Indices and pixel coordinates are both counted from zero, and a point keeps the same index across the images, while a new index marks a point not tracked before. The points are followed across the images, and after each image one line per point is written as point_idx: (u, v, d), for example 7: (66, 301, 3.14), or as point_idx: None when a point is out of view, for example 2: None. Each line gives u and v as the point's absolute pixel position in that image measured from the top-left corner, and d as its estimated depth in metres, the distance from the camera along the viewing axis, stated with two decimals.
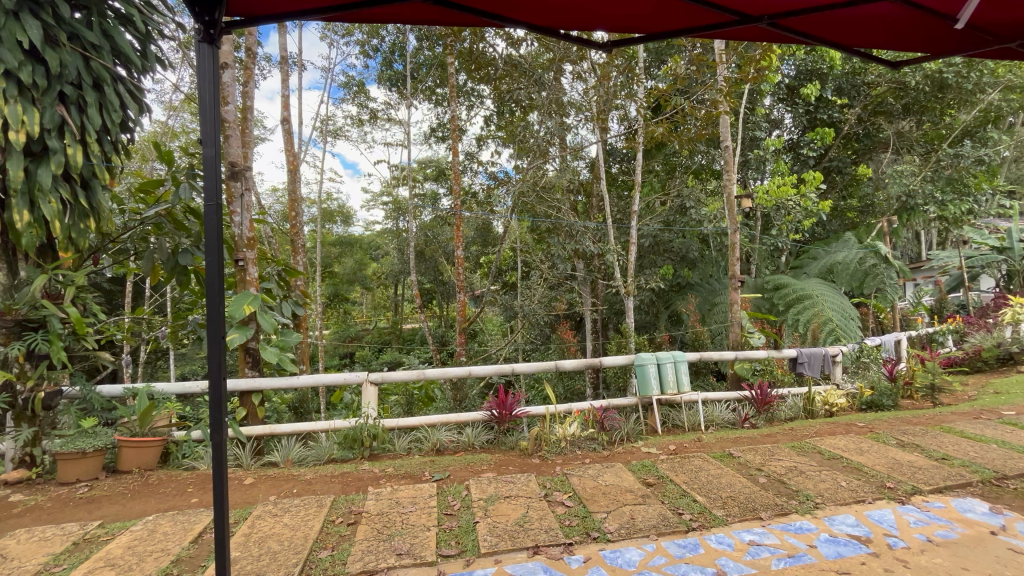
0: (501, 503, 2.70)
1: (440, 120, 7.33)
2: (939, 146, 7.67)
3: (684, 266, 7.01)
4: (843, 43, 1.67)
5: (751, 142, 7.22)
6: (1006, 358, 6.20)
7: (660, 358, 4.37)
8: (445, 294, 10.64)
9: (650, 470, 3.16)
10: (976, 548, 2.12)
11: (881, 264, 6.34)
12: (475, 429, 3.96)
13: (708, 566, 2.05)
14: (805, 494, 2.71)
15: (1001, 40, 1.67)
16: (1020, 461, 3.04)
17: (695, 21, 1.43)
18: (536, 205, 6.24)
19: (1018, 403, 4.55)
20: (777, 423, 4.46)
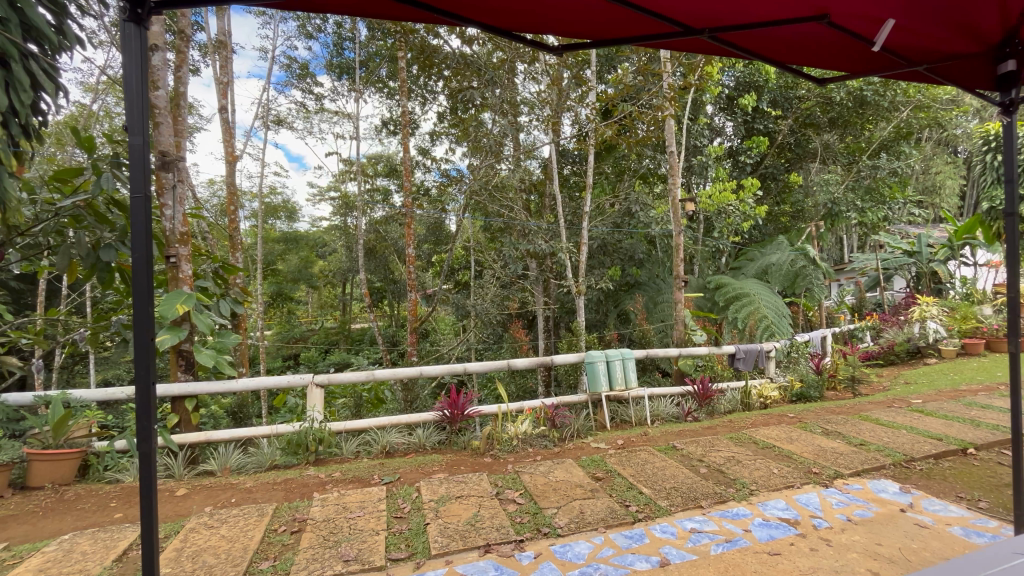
0: (452, 503, 2.68)
1: (392, 113, 7.17)
2: (860, 158, 8.36)
3: (633, 266, 7.25)
4: (775, 58, 1.77)
5: (694, 148, 7.58)
6: (916, 351, 6.99)
7: (609, 356, 4.50)
8: (396, 293, 10.47)
9: (599, 465, 3.24)
10: (889, 525, 2.33)
11: (810, 265, 6.88)
12: (427, 430, 3.91)
13: (653, 555, 2.13)
14: (741, 482, 2.87)
15: (910, 63, 1.82)
16: (925, 444, 3.37)
17: (642, 30, 1.45)
18: (488, 204, 6.25)
19: (924, 392, 5.05)
20: (717, 416, 4.71)
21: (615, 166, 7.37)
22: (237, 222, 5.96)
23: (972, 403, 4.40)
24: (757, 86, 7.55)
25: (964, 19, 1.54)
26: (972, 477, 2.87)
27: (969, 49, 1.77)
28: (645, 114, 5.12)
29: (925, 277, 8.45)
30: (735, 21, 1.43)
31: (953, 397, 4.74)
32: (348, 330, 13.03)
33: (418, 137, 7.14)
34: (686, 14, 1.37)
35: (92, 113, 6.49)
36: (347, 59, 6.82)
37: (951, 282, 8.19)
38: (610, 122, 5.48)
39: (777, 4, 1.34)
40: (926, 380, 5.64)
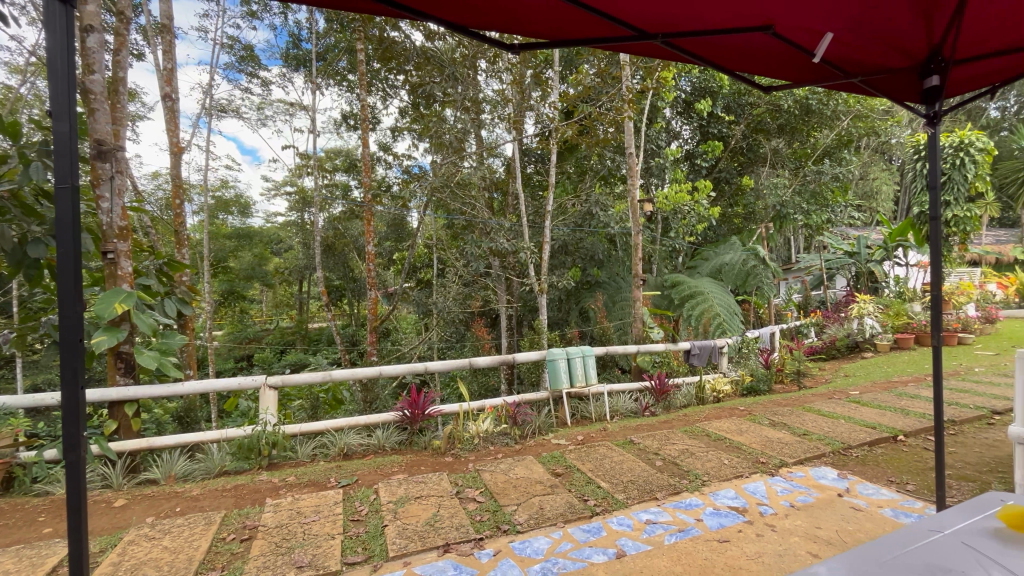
0: (411, 503, 2.65)
1: (352, 107, 6.97)
2: (806, 163, 8.81)
3: (593, 265, 7.38)
4: (724, 65, 1.82)
5: (653, 149, 7.78)
6: (854, 346, 7.41)
7: (569, 353, 4.57)
8: (356, 291, 10.24)
9: (559, 461, 3.29)
10: (827, 509, 2.48)
11: (760, 265, 7.20)
12: (386, 431, 3.84)
13: (610, 547, 2.18)
14: (694, 473, 2.98)
15: (847, 75, 1.93)
16: (861, 433, 3.61)
17: (598, 32, 1.45)
18: (450, 201, 6.19)
19: (861, 383, 5.40)
20: (673, 410, 4.86)
21: (577, 166, 7.47)
22: (183, 217, 5.65)
23: (902, 394, 4.73)
24: (712, 91, 7.82)
25: (894, 34, 1.65)
26: (900, 462, 3.09)
27: (899, 64, 1.90)
28: (605, 115, 5.22)
29: (863, 276, 9.03)
30: (688, 26, 1.46)
31: (886, 387, 5.09)
32: (305, 329, 12.63)
33: (378, 132, 6.98)
34: (640, 18, 1.39)
35: (18, 96, 5.98)
36: (304, 51, 6.58)
37: (885, 281, 8.78)
38: (571, 123, 5.55)
39: (727, 11, 1.38)
40: (863, 372, 6.03)
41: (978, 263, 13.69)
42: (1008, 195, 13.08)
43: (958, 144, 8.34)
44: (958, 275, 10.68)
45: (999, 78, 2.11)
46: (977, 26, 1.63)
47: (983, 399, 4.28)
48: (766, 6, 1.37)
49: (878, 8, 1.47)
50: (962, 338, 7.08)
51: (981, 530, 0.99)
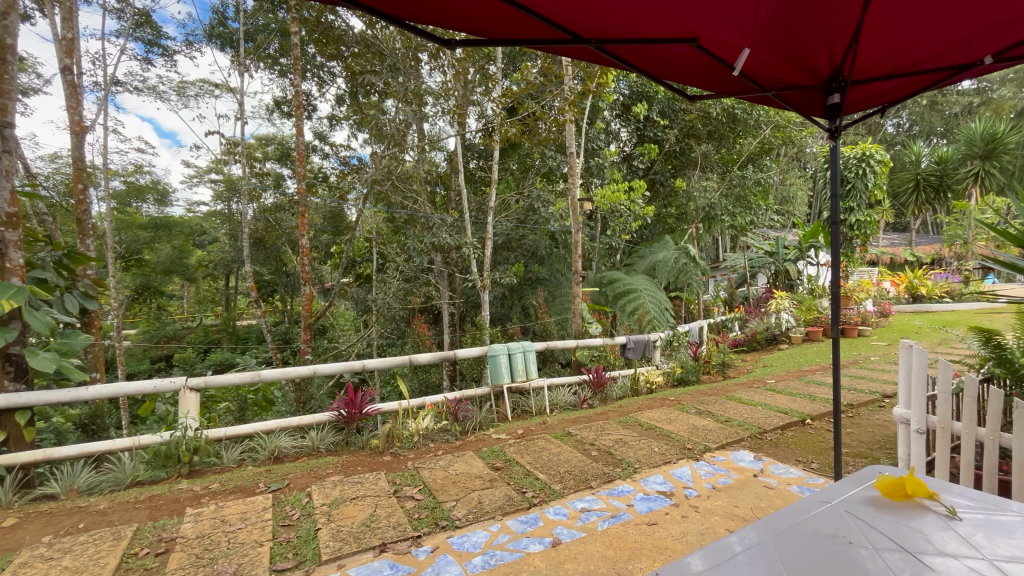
0: (347, 505, 2.59)
1: (284, 93, 6.60)
2: (732, 168, 9.42)
3: (535, 262, 7.47)
4: (653, 73, 1.92)
5: (592, 149, 8.02)
6: (772, 338, 8.06)
7: (511, 348, 4.63)
8: (289, 286, 9.75)
9: (498, 455, 3.33)
10: (744, 489, 2.69)
11: (690, 263, 7.70)
12: (321, 432, 3.71)
13: (546, 536, 2.24)
14: (626, 461, 3.13)
15: (762, 89, 2.09)
16: (775, 418, 3.94)
17: (534, 34, 1.48)
18: (390, 194, 6.01)
19: (776, 372, 5.90)
20: (609, 402, 5.06)
21: (519, 163, 7.53)
22: (88, 203, 5.12)
23: (810, 381, 5.20)
24: (648, 96, 8.15)
25: (801, 54, 1.81)
26: (806, 443, 3.42)
27: (807, 82, 2.08)
28: (548, 115, 5.38)
29: (781, 274, 9.80)
30: (620, 34, 1.52)
31: (797, 375, 5.61)
32: (233, 327, 11.87)
33: (313, 119, 6.66)
34: (574, 23, 1.43)
35: None
36: (230, 29, 6.11)
37: (799, 279, 9.60)
38: (514, 121, 5.61)
39: (656, 21, 1.45)
40: (779, 362, 6.59)
41: (875, 263, 15.31)
42: (899, 204, 14.73)
43: (862, 156, 9.43)
44: (859, 274, 11.88)
45: (888, 99, 2.38)
46: (870, 52, 1.83)
47: (876, 385, 4.82)
48: (691, 18, 1.45)
49: (787, 29, 1.62)
50: (860, 330, 7.91)
51: (860, 498, 1.13)
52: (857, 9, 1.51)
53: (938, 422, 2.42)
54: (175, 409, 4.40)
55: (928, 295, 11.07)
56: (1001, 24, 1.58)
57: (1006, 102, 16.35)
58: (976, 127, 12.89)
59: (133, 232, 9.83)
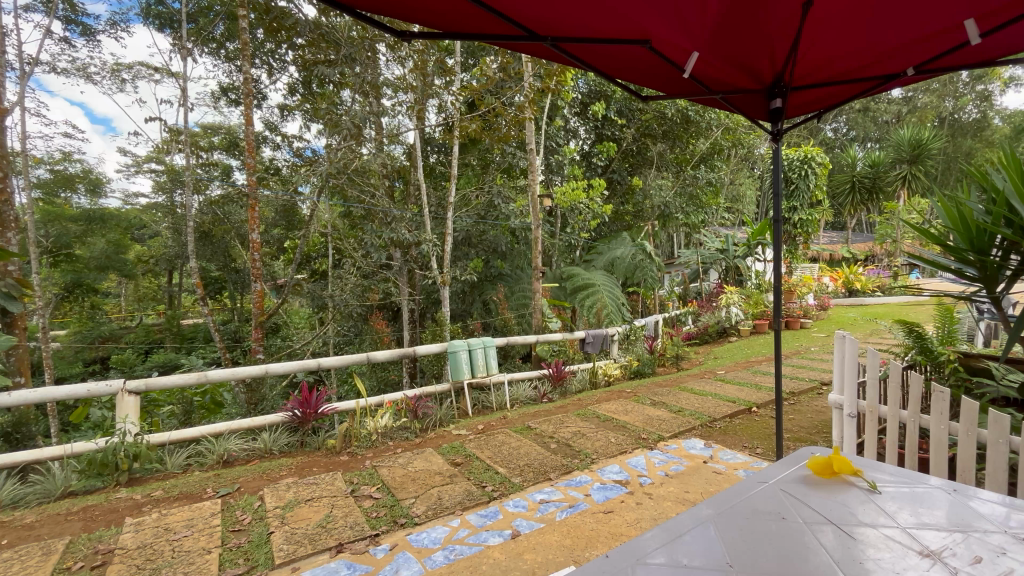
0: (302, 507, 2.52)
1: (232, 79, 6.26)
2: (686, 167, 9.73)
3: (496, 258, 7.48)
4: (607, 72, 1.96)
5: (552, 147, 8.12)
6: (722, 331, 8.43)
7: (471, 344, 4.63)
8: (239, 283, 9.34)
9: (458, 450, 3.33)
10: (695, 475, 2.81)
11: (646, 259, 8.03)
12: (273, 433, 3.58)
13: (505, 529, 2.27)
14: (584, 452, 3.20)
15: (710, 92, 2.18)
16: (724, 406, 4.13)
17: (489, 29, 1.48)
18: (347, 187, 5.85)
19: (726, 363, 6.19)
20: (569, 395, 5.16)
21: (479, 158, 7.51)
22: (10, 193, 4.73)
23: (757, 372, 5.48)
24: (606, 95, 8.30)
25: (746, 59, 1.90)
26: (752, 430, 3.61)
27: (751, 86, 2.18)
28: (507, 110, 5.40)
29: (731, 270, 10.24)
30: (575, 33, 1.55)
31: (745, 366, 5.91)
32: (177, 327, 11.26)
33: (264, 109, 6.39)
34: (530, 20, 1.44)
35: None
36: (170, 9, 5.75)
37: (748, 275, 10.09)
38: (475, 117, 5.62)
39: (609, 23, 1.49)
40: (728, 354, 6.91)
41: (815, 260, 16.28)
42: (837, 204, 15.71)
43: (804, 158, 10.01)
44: (801, 270, 12.58)
45: (824, 105, 2.53)
46: (808, 60, 1.94)
47: (815, 373, 5.15)
48: (643, 21, 1.50)
49: (732, 35, 1.69)
50: (802, 323, 8.40)
51: (793, 477, 1.21)
52: (796, 19, 1.60)
53: (867, 406, 2.61)
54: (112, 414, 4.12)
55: (862, 289, 11.88)
56: (921, 38, 1.71)
57: (930, 110, 17.72)
58: (904, 133, 13.90)
59: (62, 224, 9.11)
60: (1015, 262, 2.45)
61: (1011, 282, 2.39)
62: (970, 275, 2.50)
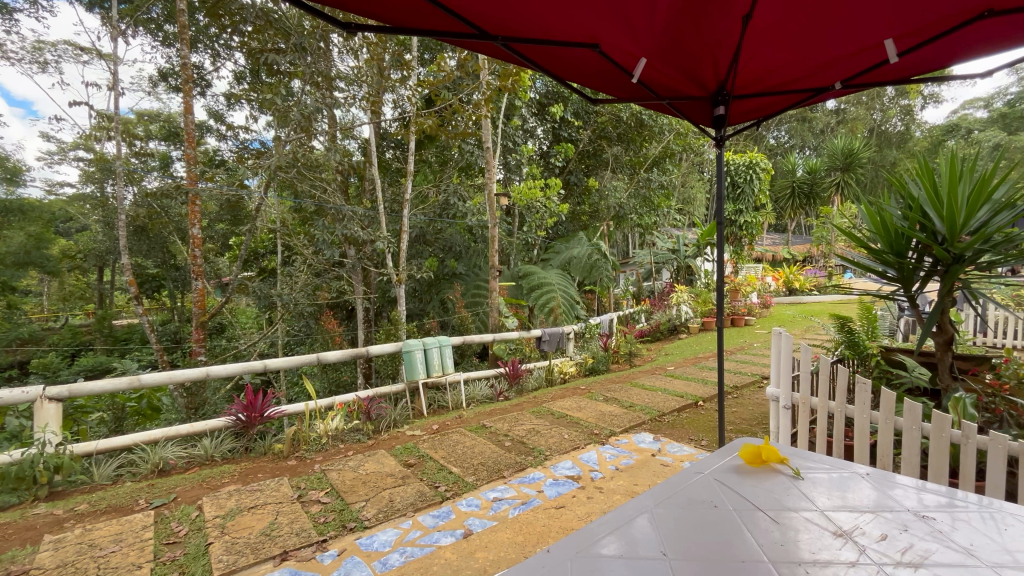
0: (244, 515, 2.41)
1: (172, 64, 5.85)
2: (640, 170, 10.00)
3: (451, 257, 7.45)
4: (558, 74, 1.99)
5: (509, 146, 8.16)
6: (674, 328, 8.74)
7: (426, 344, 4.57)
8: (179, 280, 8.79)
9: (412, 451, 3.28)
10: (644, 468, 2.90)
11: (601, 258, 8.20)
12: (215, 439, 3.40)
13: (457, 528, 2.26)
14: (538, 449, 3.24)
15: (657, 97, 2.26)
16: (672, 401, 4.29)
17: (440, 26, 1.46)
18: (297, 182, 5.64)
19: (676, 360, 6.43)
20: (524, 393, 5.20)
21: (437, 156, 7.43)
22: None
23: (704, 367, 5.73)
24: (563, 97, 8.44)
25: (691, 66, 1.98)
26: (698, 423, 3.77)
27: (697, 92, 2.27)
28: (464, 107, 5.37)
29: (682, 270, 10.64)
30: (526, 34, 1.56)
31: (693, 362, 6.17)
32: (109, 328, 10.45)
33: (207, 96, 5.80)
34: (481, 19, 1.44)
35: None
36: None
37: (697, 274, 10.52)
38: (431, 113, 5.56)
39: (560, 26, 1.52)
40: (678, 351, 7.18)
41: (759, 261, 17.19)
42: (778, 208, 16.67)
43: (749, 164, 10.55)
44: (747, 270, 13.25)
45: (763, 114, 2.67)
46: (747, 71, 2.05)
47: (757, 368, 5.44)
48: (593, 26, 1.53)
49: (677, 43, 1.76)
50: (746, 320, 8.85)
51: (727, 467, 1.27)
52: (737, 30, 1.67)
53: (801, 398, 2.78)
54: (30, 422, 3.78)
55: (800, 288, 12.65)
56: (849, 54, 1.83)
57: (859, 121, 19.08)
58: (838, 143, 14.91)
59: None
60: (928, 264, 2.68)
61: (924, 282, 2.62)
62: (890, 275, 2.72)
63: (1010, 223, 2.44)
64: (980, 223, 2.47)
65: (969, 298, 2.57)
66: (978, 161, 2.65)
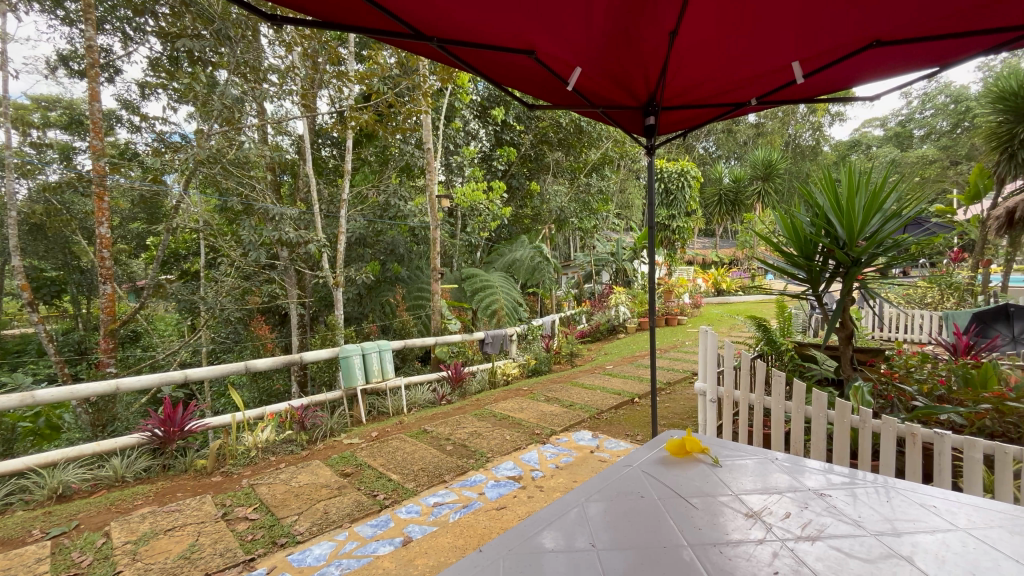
0: (159, 539, 2.22)
1: (73, 46, 5.30)
2: (580, 174, 10.25)
3: (393, 259, 7.26)
4: (494, 77, 2.01)
5: (450, 148, 8.09)
6: (613, 329, 9.04)
7: (365, 349, 4.44)
8: (86, 285, 7.81)
9: (349, 460, 3.17)
10: (583, 465, 2.98)
11: (543, 260, 8.33)
12: (127, 458, 3.11)
13: (396, 537, 2.21)
14: (479, 452, 3.24)
15: (591, 104, 2.33)
16: (610, 398, 4.45)
17: (374, 24, 1.43)
18: (222, 179, 5.30)
19: (614, 359, 6.67)
20: (467, 396, 5.17)
21: (376, 155, 7.22)
22: None
23: (640, 365, 5.98)
24: (505, 101, 8.49)
25: (622, 77, 2.07)
26: (633, 418, 3.93)
27: (629, 102, 2.38)
28: (403, 106, 5.26)
29: (619, 272, 11.06)
30: (463, 37, 1.56)
31: (630, 360, 6.42)
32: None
33: (116, 83, 5.08)
34: (416, 19, 1.43)
35: None
36: None
37: (634, 276, 10.96)
38: (366, 109, 5.39)
39: (497, 31, 1.53)
40: (616, 350, 7.44)
41: (691, 263, 18.21)
42: (707, 213, 17.74)
43: (681, 172, 11.17)
44: (679, 272, 13.98)
45: (689, 124, 2.83)
46: (674, 84, 2.17)
47: (688, 365, 5.75)
48: (527, 33, 1.57)
49: (608, 55, 1.83)
50: (678, 320, 9.34)
51: (655, 459, 1.34)
52: (664, 46, 1.77)
53: (725, 391, 2.98)
54: None
55: (727, 288, 13.54)
56: (763, 73, 1.99)
57: (776, 135, 20.74)
58: (759, 154, 16.10)
59: None
60: (832, 266, 2.95)
61: (829, 282, 2.89)
62: (801, 276, 2.98)
63: (897, 230, 2.73)
64: (873, 230, 2.76)
65: (867, 298, 2.85)
66: (872, 173, 2.95)
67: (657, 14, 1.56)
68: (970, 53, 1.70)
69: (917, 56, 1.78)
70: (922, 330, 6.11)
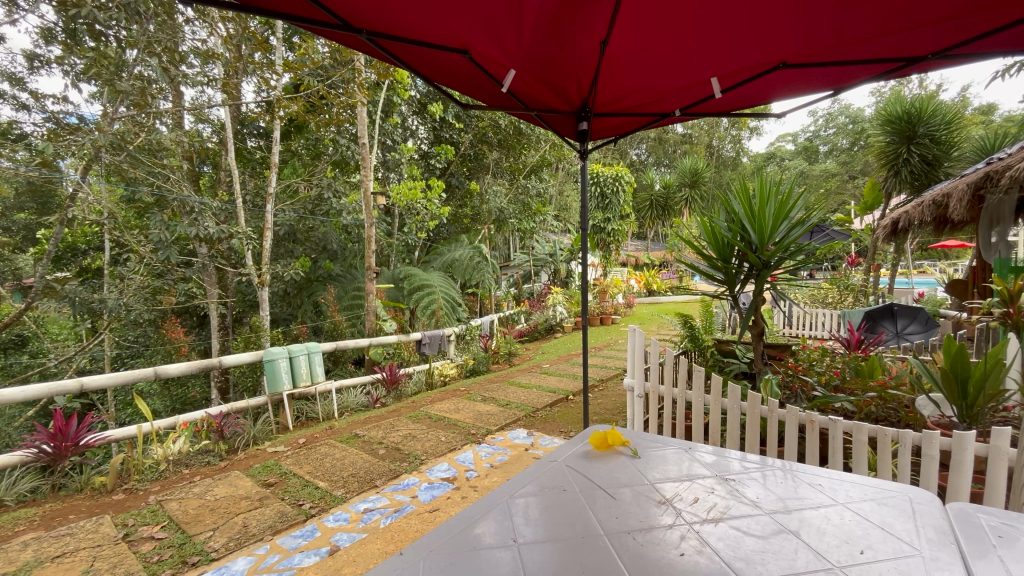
0: (44, 567, 1.98)
1: None
2: (520, 176, 10.31)
3: (325, 257, 6.93)
4: (428, 74, 1.98)
5: (387, 144, 7.87)
6: (551, 328, 9.21)
7: (292, 352, 4.20)
8: None
9: (272, 470, 3.00)
10: (518, 463, 3.02)
11: (482, 261, 8.33)
12: (8, 479, 2.73)
13: (322, 546, 2.11)
14: (413, 455, 3.18)
15: (525, 106, 2.36)
16: (545, 396, 4.54)
17: (300, 12, 1.36)
18: (129, 169, 4.81)
19: (551, 358, 6.80)
20: (403, 398, 5.06)
21: (308, 148, 6.88)
22: None
23: (575, 363, 6.14)
24: (443, 99, 8.38)
25: (556, 82, 2.12)
26: (567, 415, 4.03)
27: (562, 107, 2.43)
28: (336, 98, 5.03)
29: (557, 273, 11.27)
30: (395, 31, 1.52)
31: (566, 360, 6.57)
32: None
33: None
34: (345, 11, 1.38)
35: None
36: None
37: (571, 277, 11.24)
38: (295, 97, 5.11)
39: (431, 27, 1.51)
40: (553, 349, 7.59)
41: (625, 264, 18.96)
42: (640, 218, 18.55)
43: (615, 177, 11.56)
44: (613, 273, 14.48)
45: (619, 131, 2.95)
46: (605, 92, 2.24)
47: (620, 362, 5.98)
48: (462, 32, 1.56)
49: (541, 59, 1.87)
50: (612, 319, 9.69)
51: (579, 454, 1.38)
52: (594, 54, 1.83)
53: (651, 387, 3.13)
54: None
55: (658, 289, 14.23)
56: (685, 86, 2.12)
57: (702, 145, 22.08)
58: (687, 163, 17.05)
59: None
60: (747, 269, 3.19)
61: (744, 284, 3.12)
62: (719, 278, 3.21)
63: (802, 235, 3.01)
64: (782, 235, 3.01)
65: (778, 298, 3.10)
66: (781, 184, 3.21)
67: (587, 24, 1.61)
68: (862, 78, 1.91)
69: (820, 79, 1.97)
70: (823, 328, 6.77)
